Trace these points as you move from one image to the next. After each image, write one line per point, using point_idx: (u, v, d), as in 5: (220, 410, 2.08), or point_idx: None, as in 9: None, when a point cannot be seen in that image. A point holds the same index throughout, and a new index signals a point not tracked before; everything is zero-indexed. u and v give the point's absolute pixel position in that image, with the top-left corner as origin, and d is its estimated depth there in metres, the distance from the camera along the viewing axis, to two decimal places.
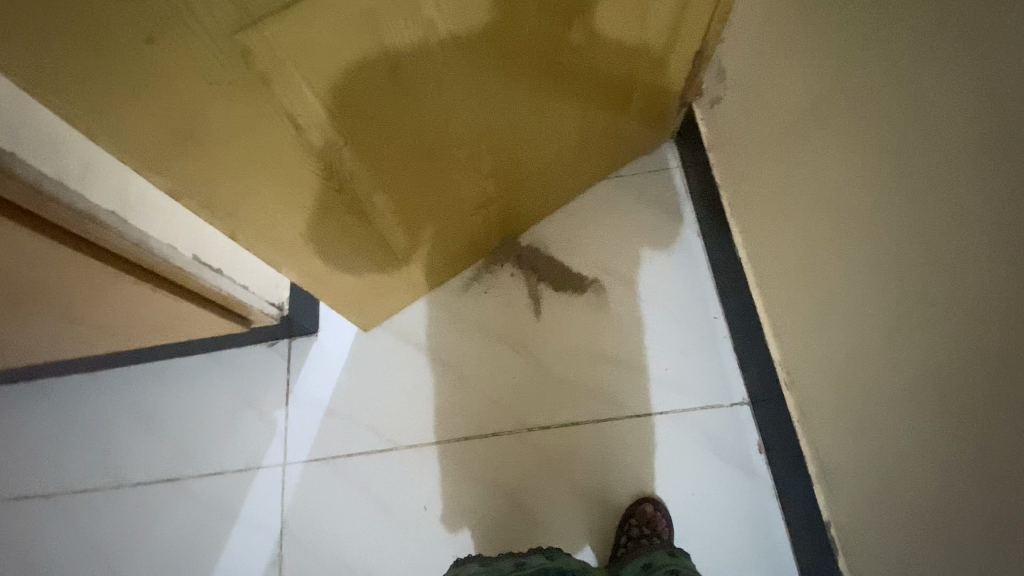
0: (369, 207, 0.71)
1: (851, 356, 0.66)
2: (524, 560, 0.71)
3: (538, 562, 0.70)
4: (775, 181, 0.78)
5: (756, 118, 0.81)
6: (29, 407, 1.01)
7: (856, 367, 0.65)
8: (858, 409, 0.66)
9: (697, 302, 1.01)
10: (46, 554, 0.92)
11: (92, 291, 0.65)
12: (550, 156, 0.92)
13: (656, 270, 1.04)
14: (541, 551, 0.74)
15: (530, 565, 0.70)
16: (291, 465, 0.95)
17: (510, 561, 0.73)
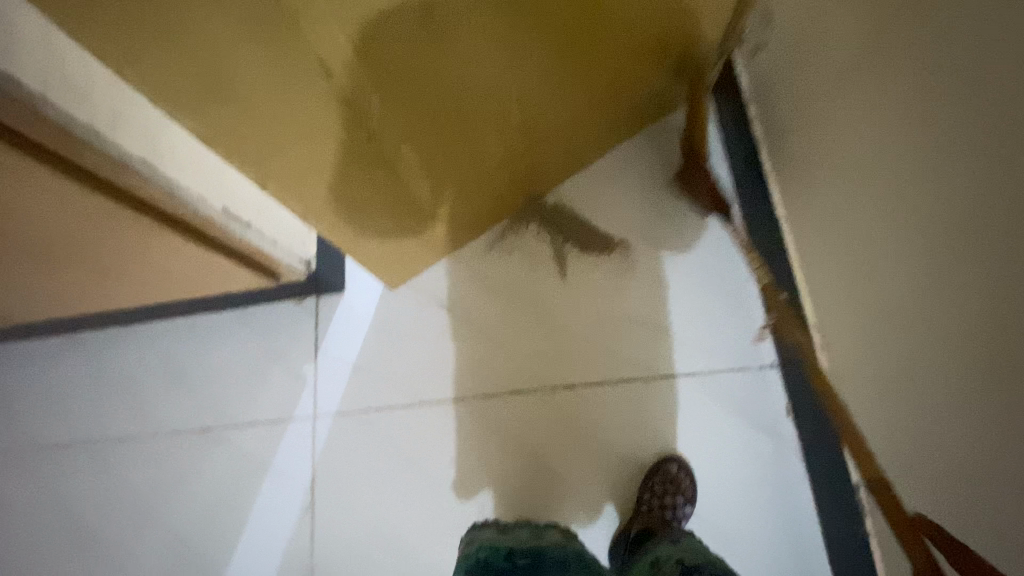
0: (397, 160, 0.70)
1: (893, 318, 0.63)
2: (540, 534, 0.74)
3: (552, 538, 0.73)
4: None
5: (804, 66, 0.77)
6: (69, 358, 1.04)
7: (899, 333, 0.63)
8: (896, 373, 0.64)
9: (728, 263, 0.98)
10: (93, 495, 0.97)
11: (127, 240, 0.65)
12: (581, 110, 0.88)
13: (685, 231, 1.01)
14: (560, 526, 0.76)
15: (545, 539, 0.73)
16: (321, 418, 0.97)
17: (526, 531, 0.75)
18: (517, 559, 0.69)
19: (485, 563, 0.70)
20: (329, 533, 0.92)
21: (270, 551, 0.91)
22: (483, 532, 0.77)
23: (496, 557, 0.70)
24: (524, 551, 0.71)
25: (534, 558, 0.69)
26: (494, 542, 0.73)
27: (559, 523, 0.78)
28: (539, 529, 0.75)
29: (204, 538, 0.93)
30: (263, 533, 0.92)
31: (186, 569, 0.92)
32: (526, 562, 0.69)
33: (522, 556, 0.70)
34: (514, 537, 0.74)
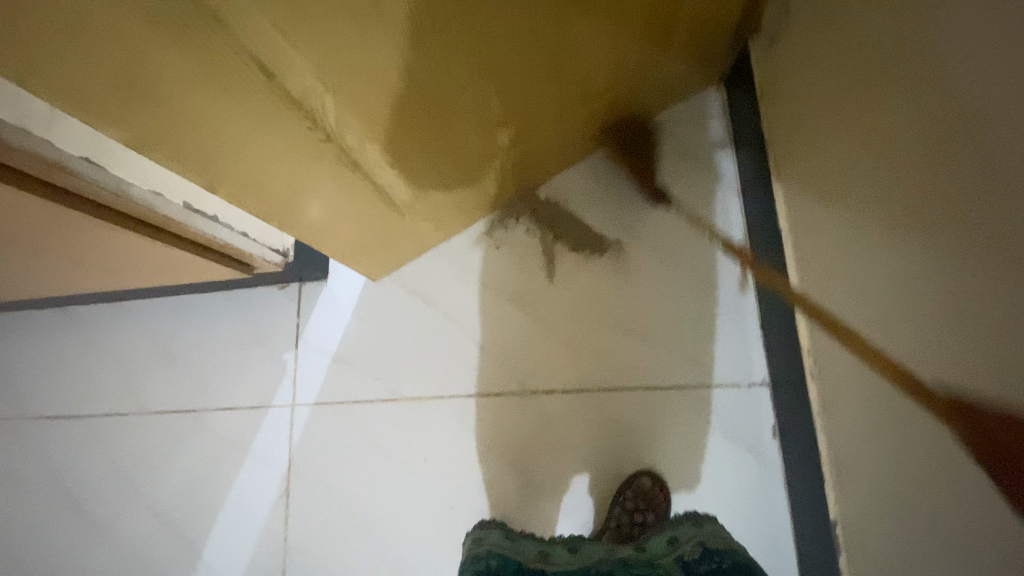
0: (364, 156, 0.66)
1: (886, 358, 0.58)
2: (549, 551, 0.75)
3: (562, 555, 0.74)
4: (835, 144, 0.67)
5: (822, 65, 0.69)
6: (60, 332, 1.06)
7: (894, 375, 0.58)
8: (884, 415, 0.60)
9: (726, 273, 0.93)
10: (81, 468, 1.00)
11: (83, 236, 0.63)
12: (572, 102, 0.82)
13: (682, 235, 0.95)
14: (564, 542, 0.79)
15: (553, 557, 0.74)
16: (300, 406, 0.97)
17: (534, 547, 0.77)
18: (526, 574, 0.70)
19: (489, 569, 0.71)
20: (304, 520, 0.93)
21: (247, 534, 0.93)
22: (490, 535, 0.81)
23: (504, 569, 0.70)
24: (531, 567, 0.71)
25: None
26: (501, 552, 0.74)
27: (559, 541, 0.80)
28: (548, 545, 0.78)
29: (185, 517, 0.95)
30: (240, 516, 0.94)
31: (168, 544, 0.95)
32: None
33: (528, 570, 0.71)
34: (522, 550, 0.76)
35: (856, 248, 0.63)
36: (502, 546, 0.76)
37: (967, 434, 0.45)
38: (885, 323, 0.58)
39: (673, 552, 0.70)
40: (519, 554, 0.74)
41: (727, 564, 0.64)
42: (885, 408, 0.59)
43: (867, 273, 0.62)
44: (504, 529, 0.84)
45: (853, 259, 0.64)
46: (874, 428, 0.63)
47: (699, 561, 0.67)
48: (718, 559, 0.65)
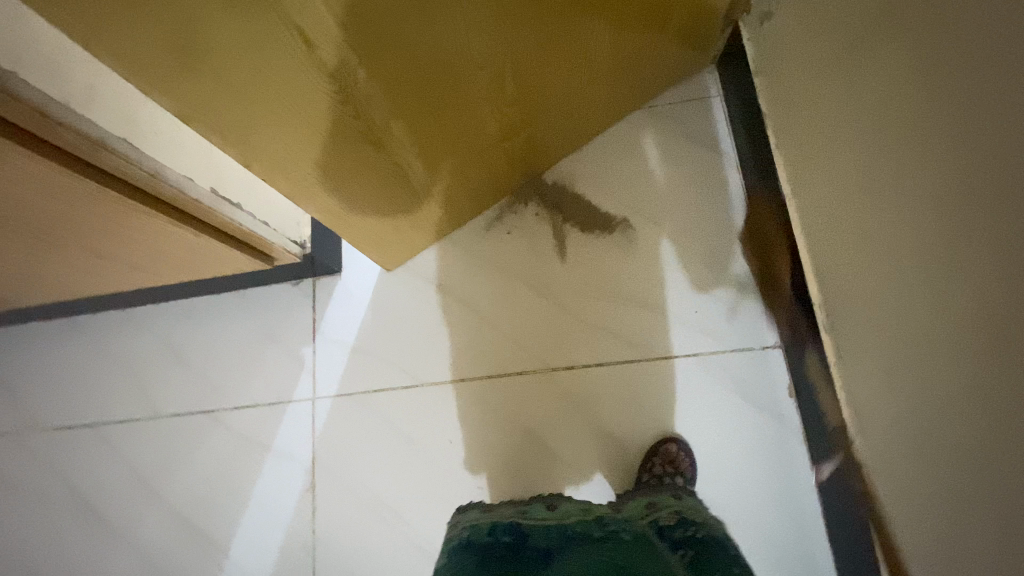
0: (388, 136, 0.68)
1: (901, 299, 0.62)
2: (528, 508, 0.73)
3: (540, 512, 0.72)
4: (836, 105, 0.71)
5: (818, 34, 0.73)
6: (69, 342, 1.05)
7: (908, 310, 0.61)
8: (902, 353, 0.63)
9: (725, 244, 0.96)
10: (97, 476, 0.98)
11: (112, 222, 0.64)
12: (578, 84, 0.85)
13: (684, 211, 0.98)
14: (543, 499, 0.76)
15: (531, 515, 0.72)
16: (320, 399, 0.97)
17: (513, 509, 0.75)
18: (500, 536, 0.68)
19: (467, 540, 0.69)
20: (331, 513, 0.93)
21: (273, 529, 0.93)
22: (468, 514, 0.76)
23: (477, 537, 0.69)
24: (506, 527, 0.69)
25: (515, 536, 0.68)
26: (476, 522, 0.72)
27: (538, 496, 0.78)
28: (525, 504, 0.75)
29: (207, 517, 0.94)
30: (265, 512, 0.94)
31: (190, 546, 0.94)
32: (508, 539, 0.67)
33: (504, 533, 0.68)
34: (500, 513, 0.73)
35: (867, 199, 0.66)
36: (480, 514, 0.74)
37: (982, 348, 0.48)
38: (900, 264, 0.61)
39: (651, 514, 0.74)
40: (498, 518, 0.72)
41: (703, 533, 0.70)
42: (907, 346, 0.62)
43: (874, 221, 0.66)
44: (484, 504, 0.80)
45: (864, 211, 0.67)
46: (894, 371, 0.65)
47: (675, 527, 0.71)
48: (693, 526, 0.71)
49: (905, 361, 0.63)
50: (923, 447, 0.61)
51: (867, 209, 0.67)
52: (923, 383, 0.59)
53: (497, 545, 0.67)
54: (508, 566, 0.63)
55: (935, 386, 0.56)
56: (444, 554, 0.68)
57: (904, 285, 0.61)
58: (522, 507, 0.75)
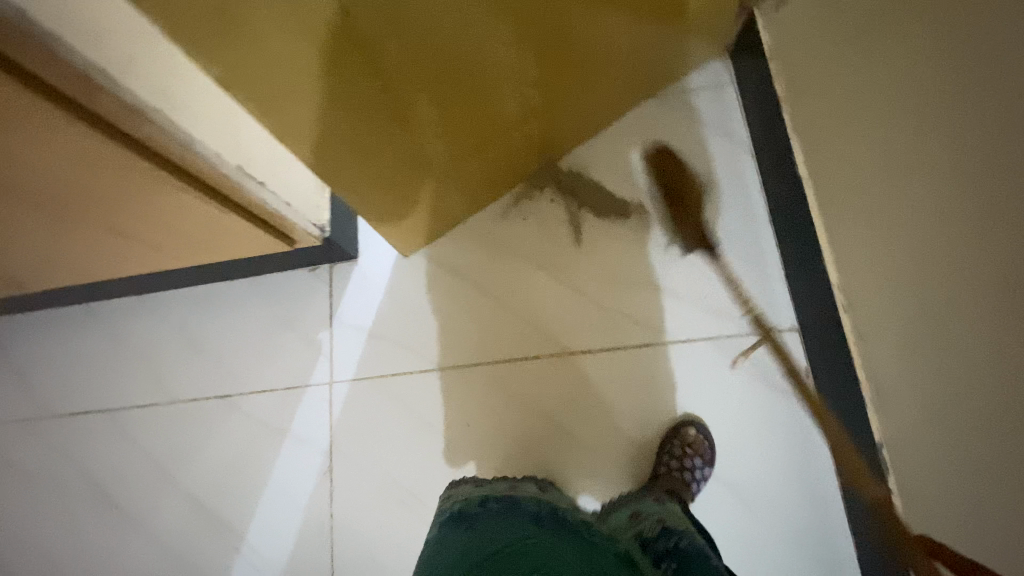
0: (411, 113, 0.69)
1: (931, 271, 0.62)
2: (519, 486, 0.76)
3: (531, 493, 0.75)
4: (866, 81, 0.71)
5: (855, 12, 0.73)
6: (85, 329, 1.05)
7: (933, 282, 0.61)
8: (930, 327, 0.63)
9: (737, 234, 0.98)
10: (113, 462, 0.98)
11: (141, 196, 0.65)
12: (598, 68, 0.86)
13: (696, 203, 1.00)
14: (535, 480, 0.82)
15: (521, 491, 0.75)
16: (338, 383, 0.97)
17: (504, 484, 0.77)
18: (490, 504, 0.70)
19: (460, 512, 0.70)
20: (348, 496, 0.93)
21: (290, 514, 0.93)
22: (462, 488, 0.78)
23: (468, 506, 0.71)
24: (499, 497, 0.72)
25: (509, 502, 0.71)
26: (469, 494, 0.75)
27: (531, 478, 0.82)
28: (518, 481, 0.80)
29: (224, 502, 0.94)
30: (282, 496, 0.94)
31: (207, 531, 0.94)
32: (501, 505, 0.70)
33: (496, 501, 0.71)
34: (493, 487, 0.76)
35: (892, 174, 0.67)
36: (472, 487, 0.76)
37: None
38: (935, 237, 0.61)
39: (633, 528, 0.72)
40: (489, 491, 0.75)
41: (686, 542, 0.67)
42: (937, 319, 0.61)
43: (895, 197, 0.66)
44: (475, 478, 0.82)
45: (886, 186, 0.68)
46: (917, 346, 0.65)
47: (658, 539, 0.68)
48: (677, 537, 0.68)
49: (932, 336, 0.62)
50: (948, 417, 0.61)
51: (891, 184, 0.67)
52: (958, 356, 0.59)
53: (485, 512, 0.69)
54: (491, 527, 0.65)
55: (976, 359, 0.56)
56: (437, 519, 0.72)
57: (940, 257, 0.60)
58: (515, 484, 0.79)
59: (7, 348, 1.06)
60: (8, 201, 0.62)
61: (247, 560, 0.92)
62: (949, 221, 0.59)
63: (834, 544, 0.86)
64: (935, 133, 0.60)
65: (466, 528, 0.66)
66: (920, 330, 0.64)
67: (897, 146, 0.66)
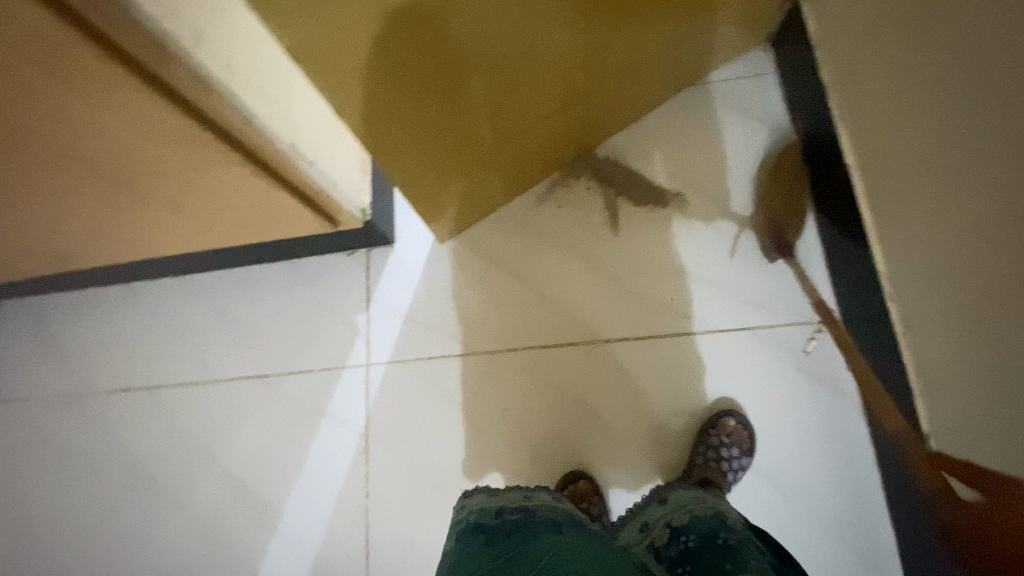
0: (462, 92, 0.69)
1: (969, 257, 0.61)
2: (532, 494, 0.70)
3: (546, 498, 0.69)
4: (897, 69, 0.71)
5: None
6: (126, 308, 1.07)
7: (973, 270, 0.60)
8: (969, 314, 0.62)
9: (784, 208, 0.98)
10: (152, 438, 1.00)
11: (200, 170, 0.67)
12: (642, 52, 0.85)
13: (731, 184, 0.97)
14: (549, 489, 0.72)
15: (537, 499, 0.68)
16: (374, 365, 0.98)
17: (519, 491, 0.71)
18: (508, 516, 0.65)
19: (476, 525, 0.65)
20: (383, 476, 0.93)
21: (326, 494, 0.94)
22: (475, 497, 0.71)
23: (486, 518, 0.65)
24: (514, 509, 0.66)
25: (524, 514, 0.65)
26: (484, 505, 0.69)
27: (546, 487, 0.73)
28: (533, 489, 0.73)
29: (260, 479, 0.96)
30: (318, 477, 0.95)
31: (244, 509, 0.95)
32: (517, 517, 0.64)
33: (512, 512, 0.65)
34: (507, 496, 0.70)
35: (931, 160, 0.66)
36: (486, 498, 0.70)
37: None
38: (970, 222, 0.60)
39: (646, 539, 0.70)
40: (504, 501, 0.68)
41: (694, 541, 0.62)
42: (974, 306, 0.61)
43: (936, 184, 0.66)
44: (490, 488, 0.74)
45: (929, 173, 0.67)
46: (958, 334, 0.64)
47: (670, 545, 0.65)
48: (684, 538, 0.64)
49: (971, 324, 0.62)
50: (993, 409, 0.60)
51: (932, 170, 0.66)
52: (993, 343, 0.58)
53: (504, 525, 0.63)
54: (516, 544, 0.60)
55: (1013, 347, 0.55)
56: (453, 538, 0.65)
57: (974, 243, 0.60)
58: (529, 492, 0.71)
59: (51, 325, 1.08)
60: (72, 172, 0.63)
61: (283, 538, 0.93)
62: (980, 206, 0.58)
63: (876, 539, 0.85)
64: (961, 117, 0.60)
65: (488, 547, 0.59)
66: (958, 318, 0.64)
67: (930, 132, 0.65)
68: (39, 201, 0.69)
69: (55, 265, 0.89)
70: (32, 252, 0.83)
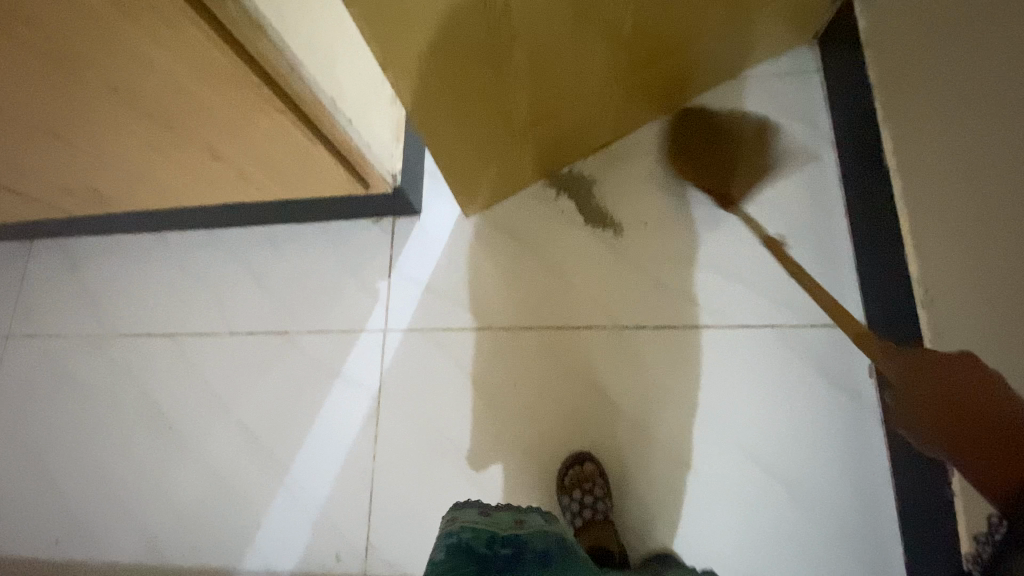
0: (507, 61, 0.68)
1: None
2: (524, 520, 0.70)
3: (536, 526, 0.69)
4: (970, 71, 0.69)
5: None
6: (154, 256, 1.09)
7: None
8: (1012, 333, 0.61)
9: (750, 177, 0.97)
10: (170, 385, 1.02)
11: (239, 117, 0.68)
12: (690, 37, 0.84)
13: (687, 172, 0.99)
14: (540, 511, 0.75)
15: (529, 526, 0.69)
16: (391, 332, 0.99)
17: (508, 516, 0.72)
18: (499, 549, 0.63)
19: (468, 547, 0.62)
20: (391, 442, 0.94)
21: (335, 452, 0.95)
22: (465, 511, 0.71)
23: (478, 542, 0.63)
24: (506, 539, 0.65)
25: (516, 549, 0.63)
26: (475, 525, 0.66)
27: (536, 509, 0.75)
28: (522, 513, 0.73)
29: (271, 432, 0.97)
30: (328, 436, 0.96)
31: (254, 461, 0.97)
32: (508, 552, 0.63)
33: (502, 546, 0.64)
34: (496, 521, 0.69)
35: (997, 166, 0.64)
36: (477, 514, 0.70)
37: None
38: None
39: None
40: (495, 523, 0.68)
41: None
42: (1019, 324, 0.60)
43: (1001, 188, 0.63)
44: (477, 503, 0.75)
45: (991, 178, 0.65)
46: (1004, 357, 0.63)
47: None
48: None
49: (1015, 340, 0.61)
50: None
51: (994, 176, 0.65)
52: None
53: (496, 559, 0.62)
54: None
55: None
56: (438, 560, 0.62)
57: None
58: (519, 517, 0.73)
59: (82, 267, 1.11)
60: (119, 107, 0.65)
61: (289, 491, 0.95)
62: None
63: (884, 551, 0.83)
64: None
65: None
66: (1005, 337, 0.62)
67: (1001, 141, 0.63)
68: (88, 137, 0.71)
69: (95, 206, 0.92)
70: (71, 189, 0.86)
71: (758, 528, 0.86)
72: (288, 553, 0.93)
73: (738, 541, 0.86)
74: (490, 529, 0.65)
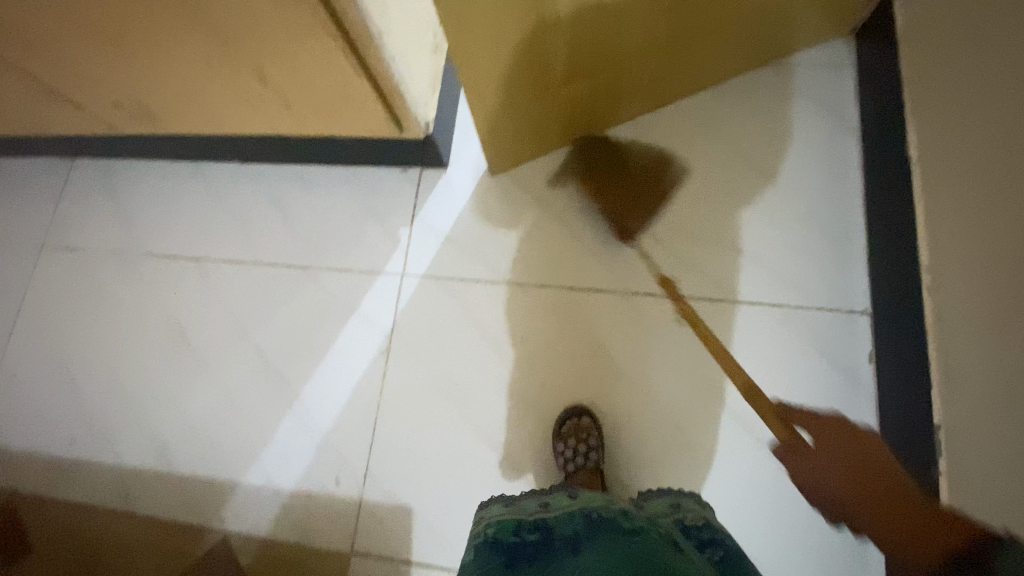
0: (554, 15, 0.71)
1: None
2: (549, 501, 0.74)
3: (562, 504, 0.72)
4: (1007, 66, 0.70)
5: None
6: (189, 184, 1.14)
7: None
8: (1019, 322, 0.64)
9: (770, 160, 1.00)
10: (193, 306, 1.07)
11: (291, 41, 0.71)
12: (733, 16, 0.86)
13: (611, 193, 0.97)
14: (565, 489, 0.77)
15: (555, 508, 0.72)
16: (409, 276, 1.02)
17: (534, 500, 0.75)
18: (527, 534, 0.68)
19: (494, 539, 0.69)
20: (399, 379, 0.98)
21: (345, 384, 0.99)
22: (489, 510, 0.76)
23: (505, 535, 0.69)
24: (532, 524, 0.69)
25: (542, 533, 0.68)
26: (501, 518, 0.72)
27: (564, 488, 0.78)
28: (548, 495, 0.75)
29: (286, 360, 1.01)
30: (339, 368, 1.00)
31: (267, 385, 1.01)
32: (536, 538, 0.67)
33: (529, 531, 0.68)
34: (523, 508, 0.74)
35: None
36: (501, 509, 0.74)
37: None
38: None
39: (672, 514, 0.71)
40: (521, 511, 0.73)
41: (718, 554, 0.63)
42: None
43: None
44: (503, 498, 0.79)
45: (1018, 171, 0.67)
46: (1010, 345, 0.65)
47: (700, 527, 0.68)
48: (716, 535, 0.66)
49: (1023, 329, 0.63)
50: None
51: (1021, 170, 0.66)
52: None
53: (525, 546, 0.67)
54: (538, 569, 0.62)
55: None
56: (473, 551, 0.68)
57: None
58: (545, 498, 0.76)
59: (119, 188, 1.16)
60: (180, 19, 0.68)
61: (297, 416, 0.99)
62: None
63: None
64: None
65: None
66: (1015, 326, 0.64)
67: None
68: (145, 47, 0.75)
69: (140, 125, 0.96)
70: (121, 102, 0.89)
71: (743, 497, 0.89)
72: (290, 474, 0.97)
73: (722, 508, 0.88)
74: (514, 521, 0.70)
